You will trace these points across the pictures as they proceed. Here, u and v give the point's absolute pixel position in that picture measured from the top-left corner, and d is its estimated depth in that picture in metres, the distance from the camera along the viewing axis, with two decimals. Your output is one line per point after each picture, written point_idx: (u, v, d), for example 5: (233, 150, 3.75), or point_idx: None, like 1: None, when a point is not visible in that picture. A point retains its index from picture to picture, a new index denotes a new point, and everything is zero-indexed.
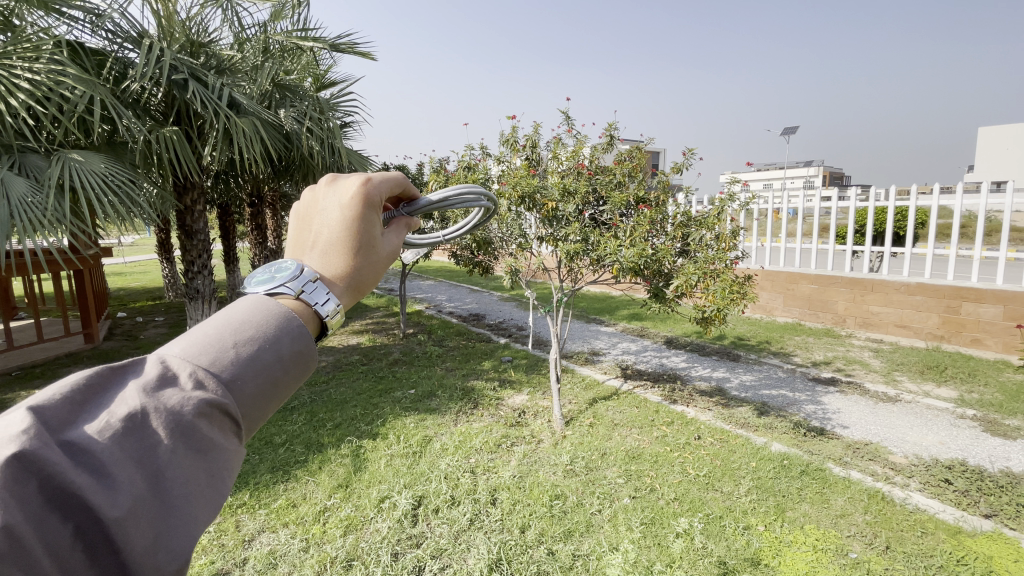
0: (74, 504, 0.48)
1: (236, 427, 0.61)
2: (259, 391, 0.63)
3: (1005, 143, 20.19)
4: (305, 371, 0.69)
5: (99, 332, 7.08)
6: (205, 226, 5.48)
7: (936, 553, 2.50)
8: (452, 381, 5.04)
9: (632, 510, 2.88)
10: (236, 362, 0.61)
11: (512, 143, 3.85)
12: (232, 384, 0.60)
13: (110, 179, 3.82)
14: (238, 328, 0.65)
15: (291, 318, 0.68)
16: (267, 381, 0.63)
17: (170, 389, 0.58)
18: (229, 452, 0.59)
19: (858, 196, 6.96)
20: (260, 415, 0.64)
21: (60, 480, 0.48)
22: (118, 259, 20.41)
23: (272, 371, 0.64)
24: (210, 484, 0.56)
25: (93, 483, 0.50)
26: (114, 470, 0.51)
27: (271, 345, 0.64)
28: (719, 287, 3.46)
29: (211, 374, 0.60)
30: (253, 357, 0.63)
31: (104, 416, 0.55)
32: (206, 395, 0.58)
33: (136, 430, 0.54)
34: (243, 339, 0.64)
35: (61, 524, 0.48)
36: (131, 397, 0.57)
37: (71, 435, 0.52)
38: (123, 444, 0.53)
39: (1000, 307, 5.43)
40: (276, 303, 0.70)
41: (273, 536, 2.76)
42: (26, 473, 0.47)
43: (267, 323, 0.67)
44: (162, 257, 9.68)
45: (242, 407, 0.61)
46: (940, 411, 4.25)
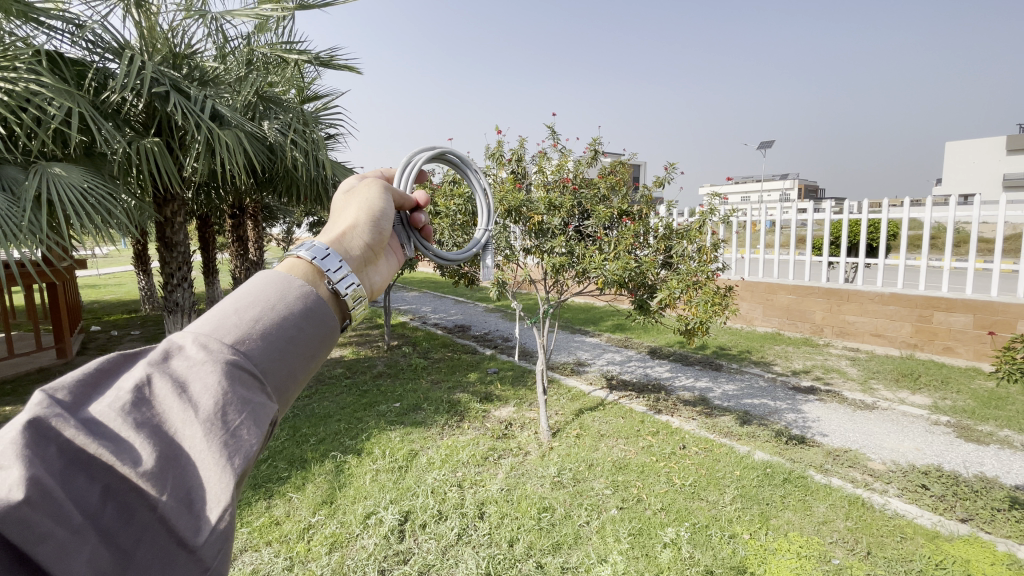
0: (97, 464, 0.55)
1: (259, 382, 0.65)
2: (273, 346, 0.68)
3: (970, 158, 21.02)
4: (319, 328, 0.74)
5: (71, 346, 6.87)
6: (185, 237, 5.41)
7: (916, 558, 2.57)
8: (437, 394, 5.01)
9: (620, 521, 2.89)
10: (239, 325, 0.68)
11: (498, 157, 3.89)
12: (239, 345, 0.66)
13: (89, 192, 3.76)
14: (238, 299, 0.71)
15: (292, 282, 0.75)
16: (281, 339, 0.68)
17: (179, 360, 0.65)
18: (254, 405, 0.63)
19: (832, 208, 7.17)
20: (282, 372, 0.69)
21: (78, 445, 0.55)
22: (90, 271, 19.81)
23: (285, 330, 0.69)
24: (232, 438, 0.60)
25: (112, 446, 0.56)
26: (129, 433, 0.58)
27: (274, 307, 0.70)
28: (702, 299, 3.53)
29: (215, 339, 0.66)
30: (258, 319, 0.68)
31: (115, 390, 0.62)
32: (213, 358, 0.64)
33: (146, 399, 0.61)
34: (244, 306, 0.70)
35: (88, 483, 0.54)
36: (139, 370, 0.64)
37: (86, 409, 0.59)
38: (134, 411, 0.59)
39: (970, 316, 5.63)
40: (273, 274, 0.76)
41: (256, 556, 2.69)
42: (45, 440, 0.55)
43: (269, 290, 0.73)
44: (138, 269, 9.45)
45: (259, 364, 0.66)
46: (915, 418, 4.37)
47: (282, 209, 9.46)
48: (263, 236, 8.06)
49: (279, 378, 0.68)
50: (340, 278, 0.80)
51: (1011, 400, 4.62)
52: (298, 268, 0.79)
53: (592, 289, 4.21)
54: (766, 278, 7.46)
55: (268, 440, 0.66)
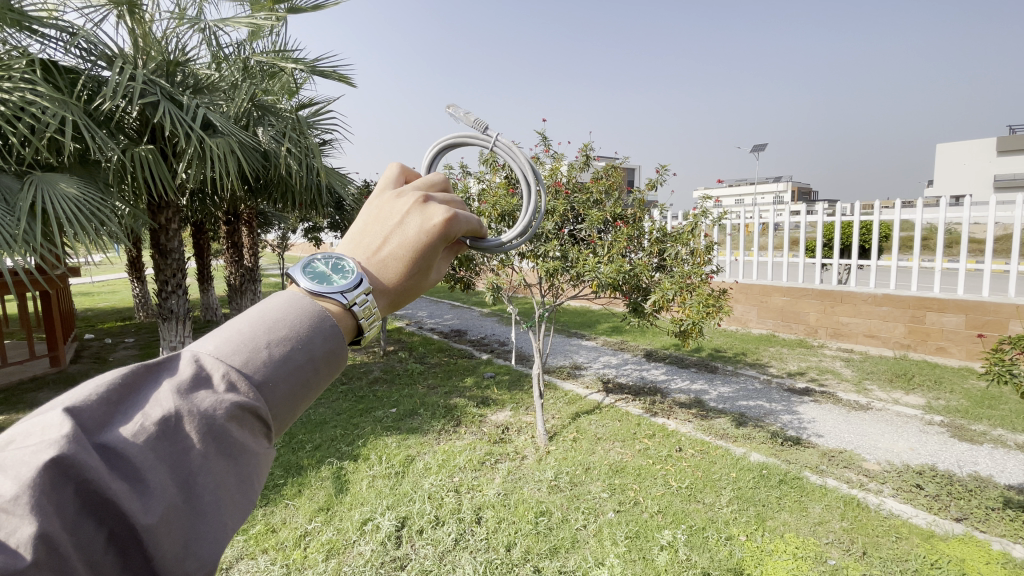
0: (109, 509, 0.53)
1: (267, 429, 0.66)
2: (290, 391, 0.68)
3: (960, 158, 21.24)
4: (335, 368, 0.75)
5: (65, 354, 6.83)
6: (180, 244, 5.39)
7: (911, 557, 2.58)
8: (434, 399, 5.00)
9: (617, 524, 2.90)
10: (269, 362, 0.67)
11: (491, 163, 3.92)
12: (263, 386, 0.66)
13: (83, 203, 3.75)
14: (272, 327, 0.70)
15: (326, 317, 0.74)
16: (299, 381, 0.69)
17: (204, 390, 0.63)
18: (259, 455, 0.64)
19: (825, 210, 7.21)
20: (290, 414, 0.70)
21: (94, 488, 0.53)
22: (84, 279, 19.72)
23: (305, 373, 0.70)
24: (238, 490, 0.60)
25: (127, 491, 0.54)
26: (147, 476, 0.56)
27: (304, 347, 0.70)
28: (696, 301, 3.54)
29: (244, 378, 0.65)
30: (286, 358, 0.68)
31: (138, 418, 0.59)
32: (237, 398, 0.63)
33: (168, 435, 0.59)
34: (276, 339, 0.69)
35: (95, 529, 0.53)
36: (166, 398, 0.61)
37: (106, 439, 0.57)
38: (155, 449, 0.57)
39: (962, 316, 5.68)
40: (312, 305, 0.75)
41: (252, 564, 2.68)
42: (64, 479, 0.53)
43: (302, 322, 0.72)
44: (133, 276, 9.42)
45: (272, 409, 0.66)
46: (909, 418, 4.40)
47: (277, 215, 9.44)
48: (258, 243, 8.03)
49: (285, 423, 0.68)
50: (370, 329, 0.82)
51: (1003, 399, 4.66)
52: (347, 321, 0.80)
53: (587, 292, 4.22)
54: (761, 281, 7.50)
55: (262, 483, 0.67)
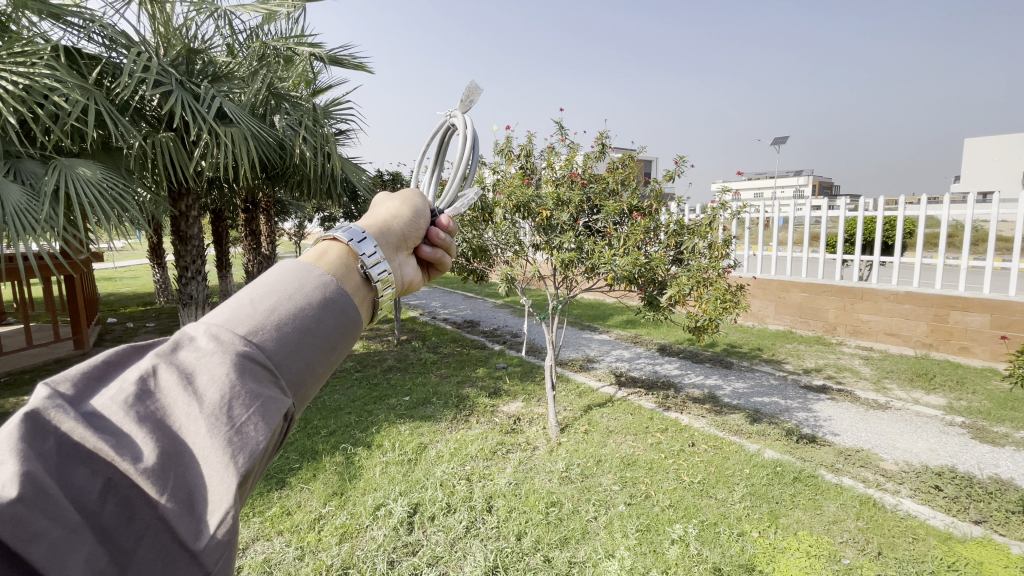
0: (96, 459, 0.52)
1: (273, 375, 0.61)
2: (289, 336, 0.62)
3: (990, 154, 20.53)
4: (342, 317, 0.68)
5: (88, 337, 7.02)
6: (199, 231, 5.45)
7: (927, 559, 2.54)
8: (446, 389, 5.03)
9: (628, 516, 2.90)
10: (255, 314, 0.63)
11: (507, 153, 3.88)
12: (252, 335, 0.62)
13: (106, 189, 3.82)
14: (256, 287, 0.67)
15: (311, 270, 0.70)
16: (298, 326, 0.63)
17: (190, 351, 0.61)
18: (265, 398, 0.58)
19: (847, 205, 7.04)
20: (301, 362, 0.63)
21: (77, 440, 0.53)
22: (107, 264, 20.21)
23: (302, 318, 0.64)
24: (237, 432, 0.55)
25: (110, 442, 0.53)
26: (130, 429, 0.54)
27: (292, 294, 0.65)
28: (712, 296, 3.50)
29: (226, 330, 0.62)
30: (273, 309, 0.64)
31: (116, 383, 0.58)
32: (223, 346, 0.60)
33: (149, 392, 0.58)
34: (259, 295, 0.65)
35: (89, 477, 0.51)
36: (144, 361, 0.60)
37: (88, 402, 0.57)
38: (136, 404, 0.56)
39: (987, 315, 5.53)
40: (290, 263, 0.71)
41: (267, 545, 2.73)
42: (44, 435, 0.53)
43: (287, 276, 0.68)
44: (154, 262, 9.60)
45: (270, 354, 0.61)
46: (929, 418, 4.31)
47: (294, 204, 9.52)
48: (275, 231, 8.10)
49: (295, 369, 0.62)
50: (374, 262, 0.75)
51: None
52: (328, 254, 0.74)
53: (602, 285, 4.19)
54: (779, 276, 7.37)
55: (280, 435, 0.61)
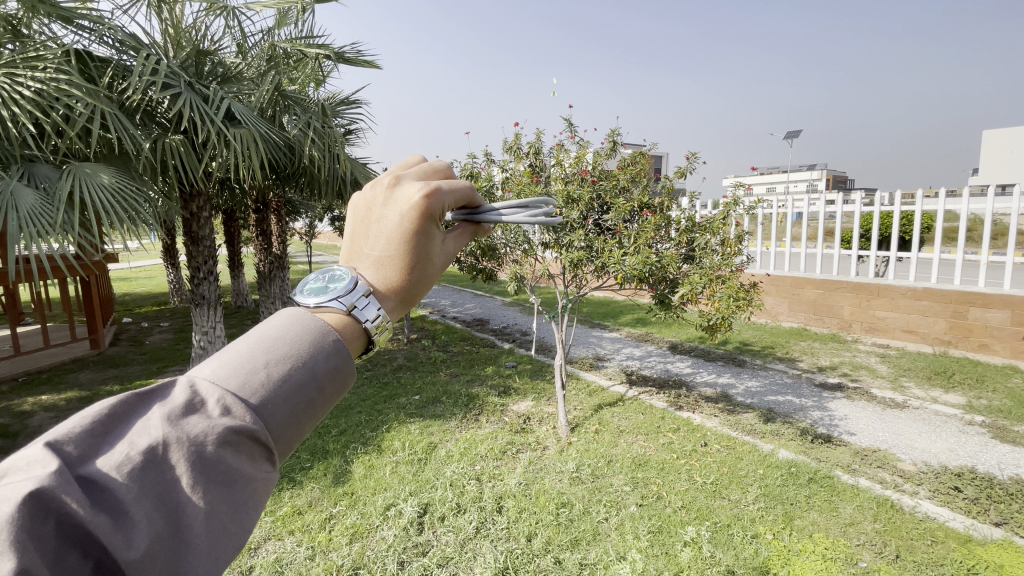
0: (92, 541, 0.50)
1: (268, 453, 0.61)
2: (293, 413, 0.63)
3: (1008, 146, 20.06)
4: (344, 387, 0.69)
5: (104, 337, 7.15)
6: (211, 232, 5.50)
7: (947, 562, 2.48)
8: (456, 388, 5.03)
9: (639, 518, 2.87)
10: (269, 383, 0.62)
11: (516, 151, 3.86)
12: (260, 409, 0.61)
13: (118, 192, 3.84)
14: (274, 346, 0.65)
15: (327, 334, 0.68)
16: (304, 401, 0.64)
17: (196, 416, 0.59)
18: (259, 481, 0.59)
19: (862, 200, 6.91)
20: (298, 438, 0.64)
21: (77, 521, 0.50)
22: (123, 264, 20.66)
23: (308, 392, 0.64)
24: (237, 518, 0.56)
25: (109, 526, 0.51)
26: (130, 509, 0.53)
27: (307, 365, 0.65)
28: (725, 294, 3.43)
29: (239, 400, 0.61)
30: (285, 380, 0.63)
31: (123, 448, 0.56)
32: (230, 422, 0.59)
33: (156, 464, 0.55)
34: (276, 359, 0.64)
35: (80, 562, 0.49)
36: (155, 427, 0.58)
37: (87, 472, 0.54)
38: (141, 478, 0.54)
39: (1007, 312, 5.39)
40: (310, 320, 0.70)
41: (279, 544, 2.75)
42: (42, 513, 0.49)
43: (303, 342, 0.67)
44: (167, 263, 9.74)
45: (272, 432, 0.61)
46: (948, 417, 4.21)
47: (304, 204, 9.57)
48: (286, 231, 8.16)
49: (291, 447, 0.63)
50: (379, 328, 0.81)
51: None
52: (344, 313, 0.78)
53: (613, 284, 4.14)
54: (793, 272, 7.27)
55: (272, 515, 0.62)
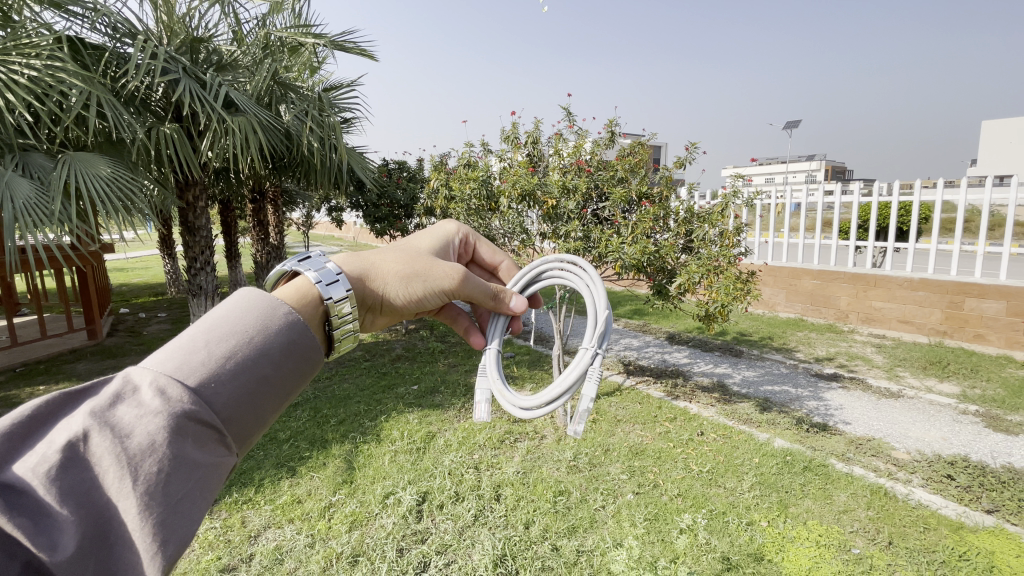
0: (16, 542, 0.58)
1: (217, 433, 0.71)
2: (235, 392, 0.73)
3: (1010, 136, 19.99)
4: (284, 362, 0.81)
5: (101, 328, 7.14)
6: (207, 222, 5.46)
7: (938, 548, 2.51)
8: (454, 378, 5.05)
9: (636, 506, 2.90)
10: (203, 368, 0.72)
11: (514, 140, 3.83)
12: (201, 391, 0.70)
13: (114, 182, 3.82)
14: (211, 330, 0.77)
15: (276, 309, 0.83)
16: (245, 383, 0.75)
17: (127, 407, 0.68)
18: (203, 466, 0.68)
19: (861, 190, 6.90)
20: (237, 418, 0.74)
21: (1, 524, 0.58)
22: (119, 255, 20.50)
23: (257, 370, 0.76)
24: (176, 503, 0.66)
25: (31, 526, 0.59)
26: (52, 507, 0.61)
27: (245, 346, 0.77)
28: (723, 284, 3.42)
29: (174, 386, 0.69)
30: (228, 354, 0.75)
31: (42, 448, 0.63)
32: (165, 406, 0.67)
33: (77, 462, 0.64)
34: (214, 339, 0.76)
35: (10, 560, 0.58)
36: (78, 420, 0.66)
37: (13, 475, 0.61)
38: (61, 476, 0.62)
39: (1003, 302, 5.42)
40: (257, 300, 0.84)
41: (278, 532, 2.78)
42: None
43: (240, 325, 0.79)
44: (164, 253, 9.68)
45: (216, 414, 0.71)
46: (942, 406, 4.25)
47: (301, 194, 9.53)
48: (282, 221, 8.12)
49: (234, 426, 0.73)
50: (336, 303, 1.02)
51: None
52: (306, 293, 1.00)
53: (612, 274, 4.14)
54: (790, 263, 7.29)
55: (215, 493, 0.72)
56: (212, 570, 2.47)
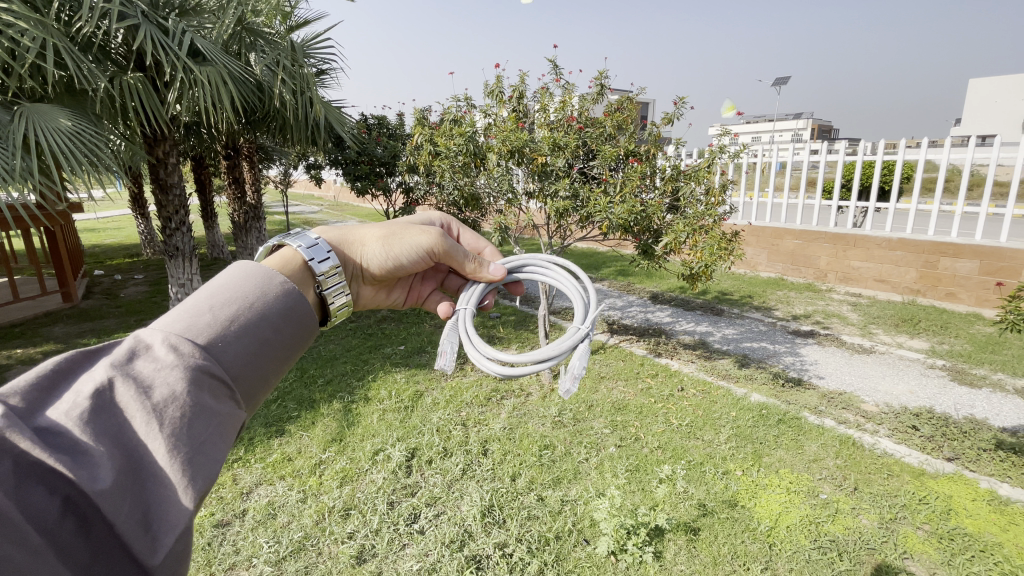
0: (54, 477, 0.55)
1: (229, 388, 0.69)
2: (245, 349, 0.72)
3: (994, 95, 20.01)
4: (289, 327, 0.80)
5: (77, 290, 6.96)
6: (180, 180, 5.25)
7: (900, 493, 2.68)
8: (441, 338, 5.08)
9: (618, 458, 3.01)
10: (215, 322, 0.71)
11: (499, 95, 3.70)
12: (212, 347, 0.69)
13: (77, 137, 3.62)
14: (214, 294, 0.75)
15: (272, 278, 0.82)
16: (254, 340, 0.74)
17: (145, 360, 0.66)
18: (222, 413, 0.67)
19: (846, 149, 6.89)
20: (248, 374, 0.73)
21: (34, 460, 0.54)
22: (90, 215, 19.81)
23: (260, 331, 0.75)
24: (205, 445, 0.63)
25: (69, 462, 0.56)
26: (87, 445, 0.58)
27: (249, 308, 0.76)
28: (708, 244, 3.43)
29: (186, 341, 0.68)
30: (232, 317, 0.73)
31: (68, 397, 0.61)
32: (185, 356, 0.66)
33: (105, 408, 0.61)
34: (219, 303, 0.74)
35: (47, 496, 0.54)
36: (99, 372, 0.64)
37: (39, 422, 0.58)
38: (93, 420, 0.59)
39: (976, 262, 5.57)
40: (253, 269, 0.83)
41: (270, 489, 2.83)
42: (1, 453, 0.53)
43: (242, 288, 0.78)
44: (137, 213, 9.34)
45: (228, 369, 0.70)
46: (911, 361, 4.43)
47: (277, 150, 9.18)
48: (259, 179, 7.85)
49: (246, 382, 0.72)
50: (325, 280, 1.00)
51: (1010, 344, 4.66)
52: (292, 263, 0.97)
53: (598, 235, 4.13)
54: (773, 223, 7.36)
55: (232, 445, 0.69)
56: (206, 526, 2.52)
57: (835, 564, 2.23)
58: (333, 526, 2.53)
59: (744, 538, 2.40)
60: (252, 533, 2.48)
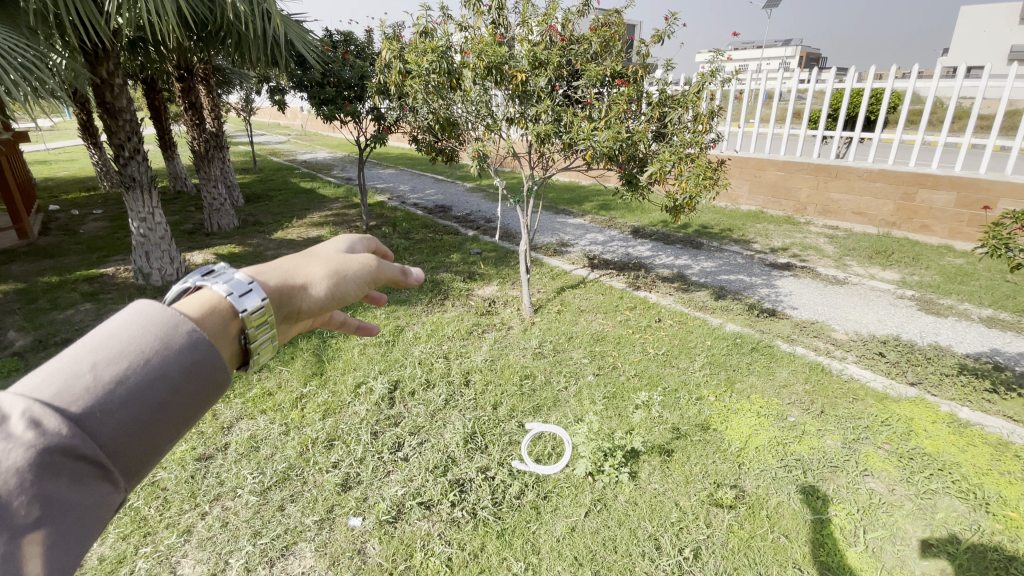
0: None
1: (102, 475, 0.52)
2: (136, 423, 0.54)
3: (985, 23, 19.50)
4: (206, 387, 0.61)
5: (30, 226, 6.55)
6: (130, 104, 4.81)
7: (863, 415, 2.83)
8: (420, 274, 4.99)
9: (596, 386, 3.09)
10: (93, 387, 0.53)
11: (476, 5, 3.37)
12: (85, 420, 0.51)
13: (10, 51, 3.22)
14: (101, 347, 0.57)
15: (181, 324, 0.61)
16: (150, 410, 0.55)
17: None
18: (87, 511, 0.50)
19: (836, 77, 6.67)
20: (138, 453, 0.55)
21: None
22: (38, 145, 18.42)
23: (161, 396, 0.56)
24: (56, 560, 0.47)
25: None
26: None
27: (144, 364, 0.56)
28: (693, 173, 3.31)
29: (50, 414, 0.50)
30: (119, 379, 0.54)
31: None
32: (38, 440, 0.49)
33: None
34: (105, 361, 0.55)
35: None
36: None
37: None
38: None
39: (953, 194, 5.61)
40: (159, 308, 0.61)
41: (252, 422, 2.84)
42: None
43: (143, 336, 0.58)
44: (87, 142, 8.66)
45: (105, 449, 0.52)
46: (881, 292, 4.56)
47: (236, 74, 8.48)
48: (218, 105, 7.28)
49: (135, 465, 0.55)
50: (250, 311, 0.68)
51: (976, 275, 4.81)
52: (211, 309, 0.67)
53: (580, 164, 3.99)
54: (757, 154, 7.24)
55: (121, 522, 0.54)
56: (188, 460, 2.53)
57: (798, 480, 2.38)
58: (318, 456, 2.56)
59: (715, 458, 2.52)
60: (236, 465, 2.50)
